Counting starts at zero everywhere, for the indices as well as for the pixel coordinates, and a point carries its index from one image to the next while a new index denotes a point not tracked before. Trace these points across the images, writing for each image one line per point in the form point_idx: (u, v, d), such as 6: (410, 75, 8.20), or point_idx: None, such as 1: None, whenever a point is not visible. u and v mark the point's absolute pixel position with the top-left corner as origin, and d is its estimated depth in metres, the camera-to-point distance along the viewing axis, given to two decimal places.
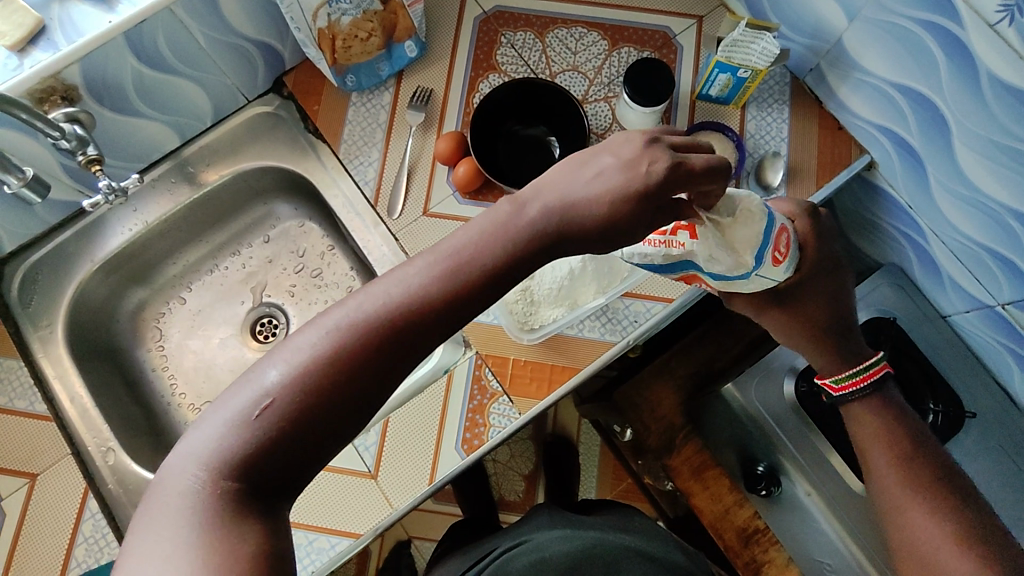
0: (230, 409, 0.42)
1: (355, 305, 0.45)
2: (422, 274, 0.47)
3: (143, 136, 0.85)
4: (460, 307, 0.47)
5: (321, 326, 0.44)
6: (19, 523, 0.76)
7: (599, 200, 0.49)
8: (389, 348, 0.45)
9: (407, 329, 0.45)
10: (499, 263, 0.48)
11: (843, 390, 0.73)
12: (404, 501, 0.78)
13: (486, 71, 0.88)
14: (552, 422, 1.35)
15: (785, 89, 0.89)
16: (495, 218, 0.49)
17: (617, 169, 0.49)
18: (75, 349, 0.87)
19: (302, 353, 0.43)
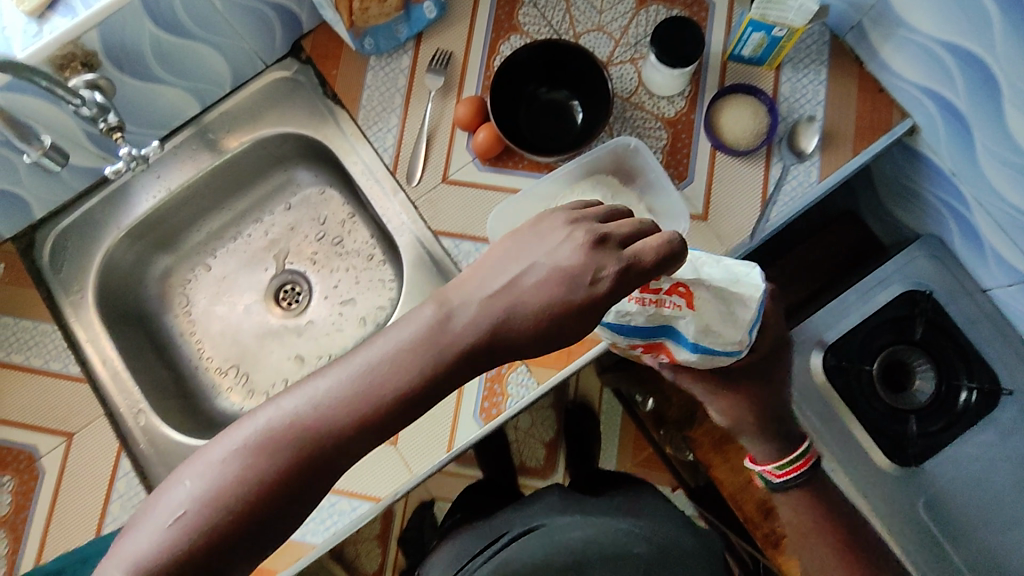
0: (151, 520, 0.42)
1: (264, 424, 0.43)
2: (334, 392, 0.43)
3: (163, 101, 0.85)
4: (380, 426, 0.43)
5: (235, 438, 0.43)
6: (58, 478, 0.81)
7: (529, 310, 0.43)
8: (296, 475, 0.42)
9: (316, 457, 0.43)
10: (425, 381, 0.43)
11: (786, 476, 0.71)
12: (423, 467, 0.78)
13: (508, 32, 0.86)
14: (575, 389, 1.27)
15: (824, 49, 0.84)
16: (419, 325, 0.44)
17: (553, 274, 0.44)
18: (106, 313, 0.89)
19: (212, 472, 0.42)
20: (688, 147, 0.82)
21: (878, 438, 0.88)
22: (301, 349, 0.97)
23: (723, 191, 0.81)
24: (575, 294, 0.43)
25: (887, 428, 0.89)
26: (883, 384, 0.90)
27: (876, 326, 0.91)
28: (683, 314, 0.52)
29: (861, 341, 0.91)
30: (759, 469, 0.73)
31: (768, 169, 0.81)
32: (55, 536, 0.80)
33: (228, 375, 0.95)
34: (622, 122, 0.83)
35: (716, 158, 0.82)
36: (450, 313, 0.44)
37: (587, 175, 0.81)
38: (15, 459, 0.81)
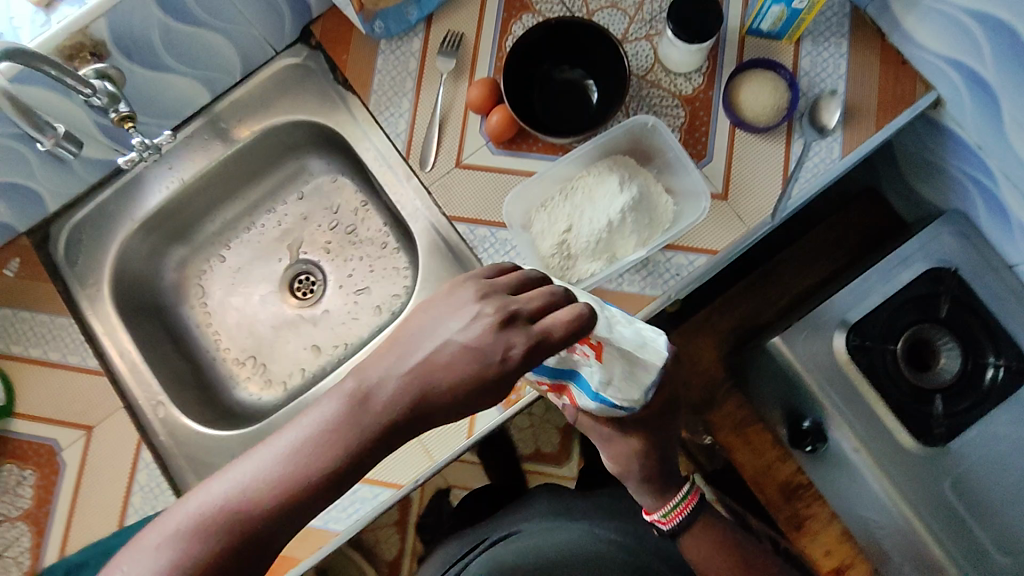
0: None
1: (192, 516, 0.43)
2: (257, 479, 0.43)
3: (174, 91, 0.84)
4: (307, 507, 0.43)
5: (164, 533, 0.43)
6: (80, 471, 0.81)
7: (447, 385, 0.45)
8: (226, 565, 0.43)
9: (245, 545, 0.43)
10: (348, 459, 0.44)
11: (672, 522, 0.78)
12: (444, 453, 0.78)
13: (520, 11, 0.84)
14: None
15: (844, 20, 0.82)
16: (338, 404, 0.44)
17: (464, 352, 0.45)
18: (122, 306, 0.89)
19: (144, 569, 0.42)
20: (707, 126, 0.80)
21: (905, 419, 0.86)
22: (317, 339, 0.97)
23: (744, 169, 0.79)
24: (487, 369, 0.44)
25: (913, 410, 0.87)
26: (909, 364, 0.88)
27: (901, 305, 0.89)
28: (590, 363, 0.53)
29: (884, 323, 0.89)
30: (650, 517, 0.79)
31: (789, 146, 0.79)
32: (77, 530, 0.79)
33: (246, 366, 0.95)
34: (639, 101, 0.82)
35: (736, 136, 0.80)
36: (368, 391, 0.45)
37: (604, 155, 0.81)
38: (36, 453, 0.82)
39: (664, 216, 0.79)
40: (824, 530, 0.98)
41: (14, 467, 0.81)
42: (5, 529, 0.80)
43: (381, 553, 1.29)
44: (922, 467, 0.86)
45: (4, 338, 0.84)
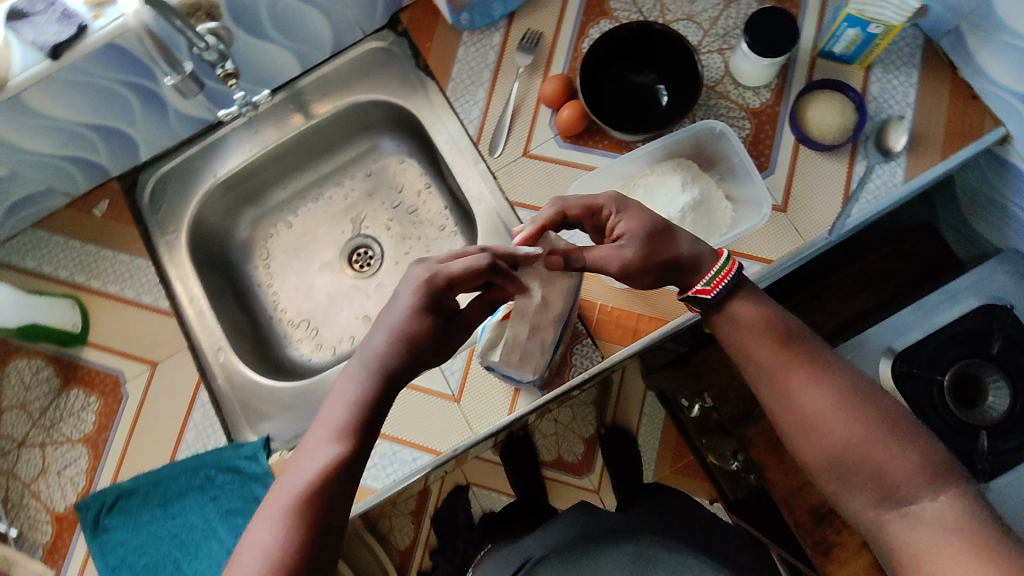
0: None
1: (279, 496, 0.58)
2: (321, 448, 0.59)
3: (270, 60, 0.89)
4: (363, 443, 0.61)
5: (268, 516, 0.57)
6: (140, 403, 0.86)
7: (412, 324, 0.63)
8: (321, 512, 0.57)
9: (320, 504, 0.57)
10: (376, 403, 0.62)
11: (718, 290, 0.70)
12: (484, 427, 0.81)
13: (598, 16, 0.88)
14: (612, 413, 1.36)
15: (916, 52, 0.84)
16: (351, 378, 0.63)
17: (409, 312, 0.63)
18: (196, 256, 0.94)
19: (265, 541, 0.55)
20: (771, 140, 0.83)
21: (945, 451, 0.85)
22: (369, 310, 1.01)
23: (805, 183, 0.81)
24: (423, 305, 0.63)
25: (956, 444, 0.85)
26: (954, 397, 0.87)
27: (951, 337, 0.88)
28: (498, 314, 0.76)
29: (930, 353, 0.88)
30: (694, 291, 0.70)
31: (852, 167, 0.81)
32: (132, 456, 0.84)
33: (300, 328, 1.00)
34: (706, 110, 0.85)
35: (799, 151, 0.82)
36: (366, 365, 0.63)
37: (667, 157, 0.84)
38: (102, 382, 0.87)
39: (722, 220, 0.81)
40: (853, 560, 0.96)
41: (81, 392, 0.87)
42: (67, 449, 0.86)
43: (393, 542, 1.32)
44: None
45: (87, 272, 0.90)
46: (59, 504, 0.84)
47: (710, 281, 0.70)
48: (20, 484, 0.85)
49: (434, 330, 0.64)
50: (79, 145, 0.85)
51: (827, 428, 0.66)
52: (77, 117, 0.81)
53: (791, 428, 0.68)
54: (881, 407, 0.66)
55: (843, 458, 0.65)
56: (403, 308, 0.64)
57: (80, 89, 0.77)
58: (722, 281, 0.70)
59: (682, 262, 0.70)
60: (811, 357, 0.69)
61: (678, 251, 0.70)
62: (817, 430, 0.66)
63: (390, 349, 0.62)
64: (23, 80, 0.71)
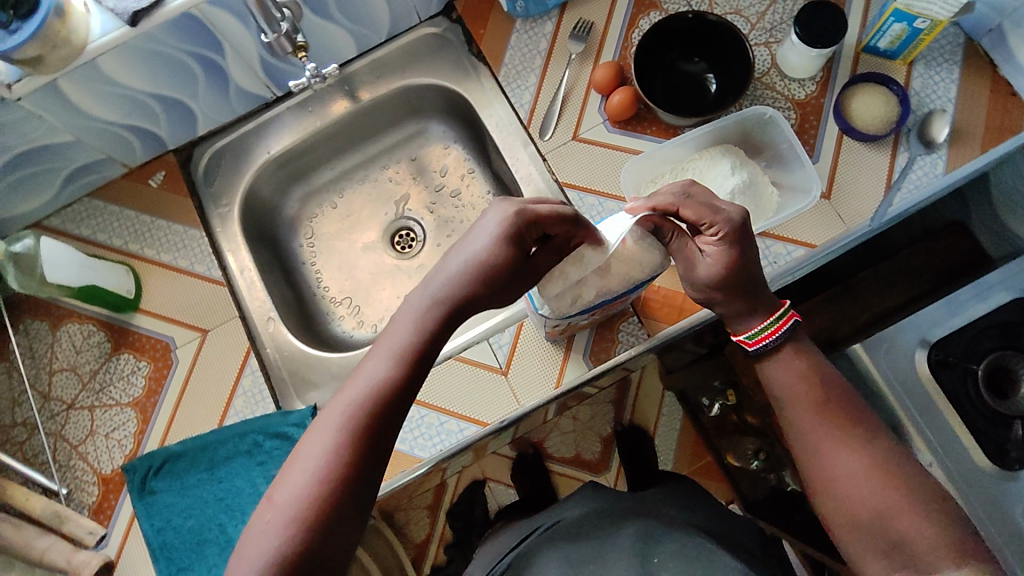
0: (290, 488, 0.57)
1: (337, 407, 0.60)
2: (383, 368, 0.61)
3: (330, 41, 0.92)
4: (421, 372, 0.63)
5: (324, 423, 0.59)
6: (190, 369, 0.87)
7: (490, 259, 0.64)
8: (374, 429, 0.59)
9: (373, 423, 0.59)
10: (440, 333, 0.64)
11: (759, 345, 0.71)
12: (532, 399, 0.82)
13: (648, 8, 0.91)
14: (631, 412, 1.36)
15: (958, 50, 0.86)
16: (421, 305, 0.64)
17: (488, 246, 0.64)
18: (246, 230, 0.97)
19: (320, 447, 0.58)
20: (816, 130, 0.85)
21: (979, 439, 0.86)
22: (410, 289, 1.03)
23: (848, 172, 0.84)
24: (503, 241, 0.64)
25: (989, 433, 0.87)
26: (989, 389, 0.88)
27: (984, 329, 0.90)
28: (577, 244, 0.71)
29: (965, 343, 0.90)
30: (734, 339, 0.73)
31: (894, 157, 0.84)
32: (180, 421, 0.86)
33: (343, 305, 1.02)
34: (753, 99, 0.87)
35: (843, 141, 0.85)
36: (438, 294, 0.64)
37: (714, 142, 0.87)
38: (153, 347, 0.89)
39: (768, 204, 0.84)
40: None
41: (131, 357, 0.88)
42: (115, 412, 0.87)
43: (410, 535, 1.32)
44: (993, 491, 0.84)
45: (140, 240, 0.92)
46: (107, 466, 0.85)
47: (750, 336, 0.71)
48: (68, 445, 0.86)
49: (507, 266, 0.64)
50: (143, 114, 0.87)
51: (856, 495, 0.66)
52: (144, 86, 0.83)
53: (823, 491, 0.68)
54: (915, 475, 0.65)
55: (867, 524, 0.65)
56: (480, 241, 0.65)
57: (151, 58, 0.79)
58: (766, 338, 0.71)
59: (738, 304, 0.69)
60: (852, 420, 0.69)
61: (730, 301, 0.69)
62: (845, 494, 0.66)
63: (461, 281, 0.64)
64: (101, 44, 0.74)
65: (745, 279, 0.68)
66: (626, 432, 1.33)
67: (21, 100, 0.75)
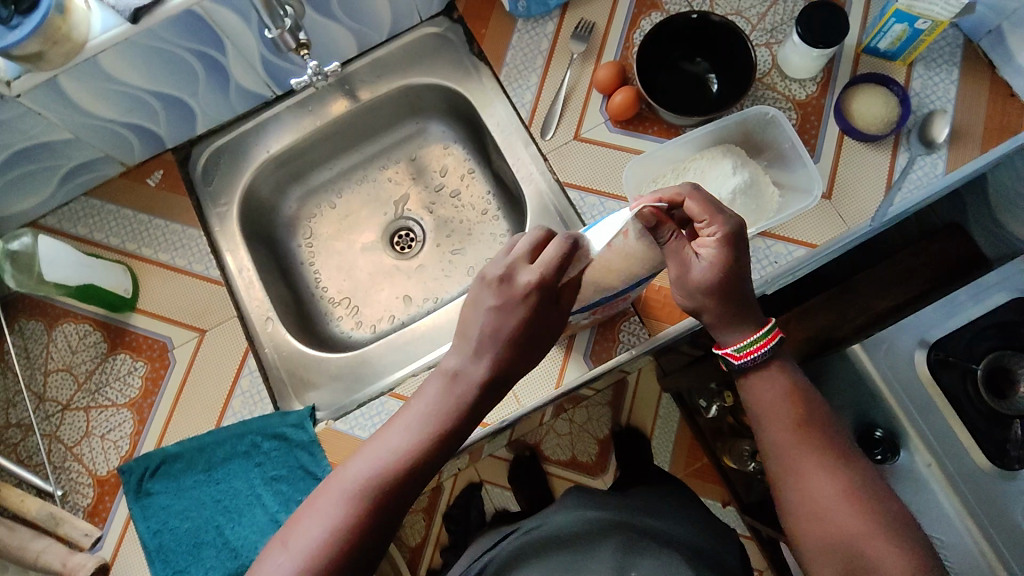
0: (296, 550, 0.58)
1: (351, 474, 0.61)
2: (400, 441, 0.61)
3: (331, 39, 0.91)
4: (439, 447, 0.62)
5: (336, 490, 0.60)
6: (188, 369, 0.87)
7: (508, 324, 0.62)
8: (385, 500, 0.60)
9: (382, 503, 0.60)
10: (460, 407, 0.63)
11: (747, 359, 0.69)
12: (532, 399, 0.82)
13: (649, 9, 0.91)
14: (628, 413, 1.36)
15: (957, 51, 0.87)
16: (443, 377, 0.64)
17: (508, 312, 0.62)
18: (245, 229, 0.96)
19: (329, 512, 0.59)
20: (817, 130, 0.86)
21: (980, 440, 0.86)
22: (409, 289, 1.02)
23: (848, 172, 0.84)
24: (520, 302, 0.62)
25: (988, 432, 0.86)
26: (989, 390, 0.87)
27: (983, 330, 0.89)
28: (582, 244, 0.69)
29: (965, 343, 0.89)
30: (721, 352, 0.71)
31: (895, 157, 0.84)
32: (178, 422, 0.85)
33: (341, 305, 1.01)
34: (754, 100, 0.87)
35: (844, 142, 0.85)
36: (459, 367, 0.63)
37: (716, 142, 0.87)
38: (150, 347, 0.88)
39: (769, 204, 0.84)
40: None
41: (128, 357, 0.87)
42: (111, 413, 0.86)
43: (404, 538, 1.32)
44: (993, 491, 0.84)
45: (138, 239, 0.91)
46: (102, 467, 0.84)
47: (738, 350, 0.69)
48: (63, 447, 0.85)
49: (532, 339, 0.63)
50: (143, 112, 0.86)
51: (826, 518, 0.65)
52: (144, 83, 0.82)
53: (792, 511, 0.67)
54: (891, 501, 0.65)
55: (836, 547, 0.64)
56: (511, 310, 0.62)
57: (151, 55, 0.78)
58: (754, 352, 0.68)
59: (728, 312, 0.67)
60: (830, 444, 0.67)
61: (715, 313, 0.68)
62: (819, 517, 0.65)
63: (491, 359, 0.62)
64: (102, 41, 0.73)
65: (735, 290, 0.66)
66: (623, 433, 1.34)
67: (21, 96, 0.74)
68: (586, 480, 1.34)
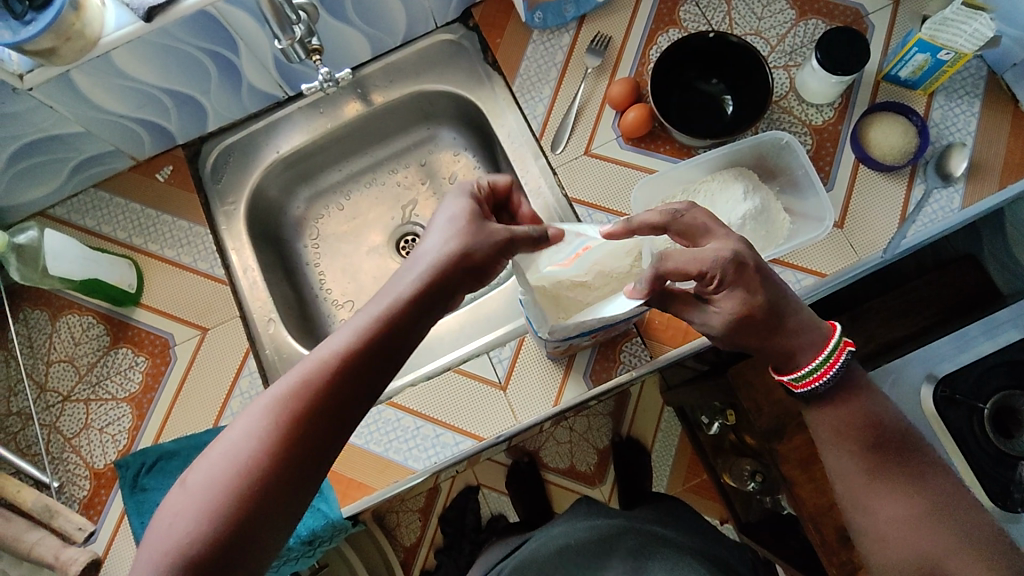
0: (218, 460, 0.53)
1: (287, 377, 0.56)
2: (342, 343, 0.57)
3: (345, 43, 0.91)
4: (384, 357, 0.58)
5: (268, 395, 0.55)
6: (188, 366, 0.87)
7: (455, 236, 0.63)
8: (321, 406, 0.55)
9: (314, 408, 0.55)
10: (405, 315, 0.59)
11: (807, 387, 0.67)
12: (529, 416, 0.81)
13: (667, 25, 0.90)
14: (629, 424, 1.35)
15: (980, 83, 0.85)
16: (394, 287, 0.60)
17: (455, 228, 0.63)
18: (252, 229, 0.96)
19: (258, 416, 0.54)
20: (832, 156, 0.84)
21: (983, 479, 0.83)
22: None
23: (864, 201, 0.83)
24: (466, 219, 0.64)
25: (993, 473, 0.83)
26: (994, 428, 0.85)
27: (992, 367, 0.86)
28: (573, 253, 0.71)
29: (973, 380, 0.86)
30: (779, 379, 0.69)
31: (910, 189, 0.83)
32: (176, 418, 0.85)
33: (344, 308, 1.01)
34: (769, 123, 0.86)
35: (859, 170, 0.84)
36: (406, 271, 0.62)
37: (729, 164, 0.86)
38: (152, 343, 0.88)
39: (779, 230, 0.82)
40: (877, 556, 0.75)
41: (130, 352, 0.88)
42: (110, 407, 0.86)
43: (399, 538, 1.31)
44: None
45: (144, 235, 0.92)
46: (99, 461, 0.84)
47: (796, 380, 0.67)
48: (61, 438, 0.85)
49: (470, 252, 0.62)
50: (154, 108, 0.86)
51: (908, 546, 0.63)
52: (155, 80, 0.82)
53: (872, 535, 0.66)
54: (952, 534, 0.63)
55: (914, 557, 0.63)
56: (451, 228, 0.64)
57: (165, 53, 0.78)
58: (815, 381, 0.67)
59: (770, 338, 0.65)
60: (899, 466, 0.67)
61: (780, 342, 0.66)
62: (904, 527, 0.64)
63: (432, 269, 0.61)
64: (114, 39, 0.73)
65: (766, 318, 0.64)
66: (623, 446, 1.33)
67: (33, 90, 0.74)
68: (584, 490, 1.34)
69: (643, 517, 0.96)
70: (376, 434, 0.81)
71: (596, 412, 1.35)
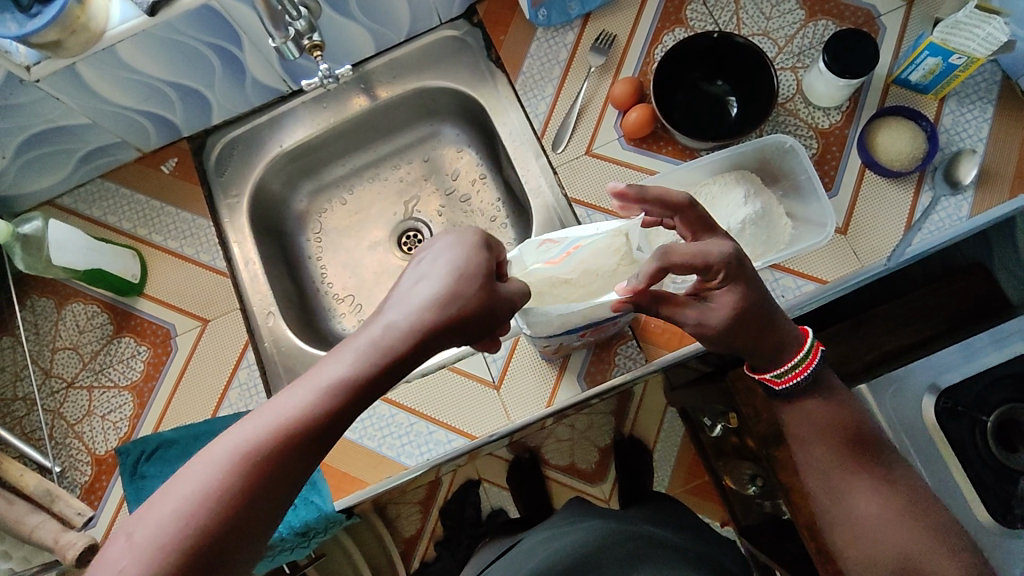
0: (163, 516, 0.44)
1: (253, 422, 0.48)
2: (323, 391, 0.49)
3: (349, 38, 0.91)
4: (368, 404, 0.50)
5: (229, 441, 0.47)
6: (188, 356, 0.88)
7: (453, 286, 0.55)
8: (290, 458, 0.47)
9: (278, 473, 0.47)
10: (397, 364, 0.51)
11: (786, 385, 0.70)
12: (522, 417, 0.82)
13: (673, 24, 0.89)
14: (631, 423, 1.31)
15: (993, 88, 0.83)
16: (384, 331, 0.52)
17: (455, 273, 0.55)
18: (254, 221, 0.97)
19: (215, 466, 0.46)
20: (837, 161, 0.83)
21: (982, 493, 0.81)
22: None
23: (869, 208, 0.81)
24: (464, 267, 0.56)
25: (994, 487, 0.81)
26: (998, 441, 0.82)
27: (999, 379, 0.84)
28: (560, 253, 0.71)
29: (977, 392, 0.84)
30: (762, 378, 0.71)
31: (917, 197, 0.81)
32: (176, 407, 0.87)
33: (344, 302, 1.02)
34: (774, 126, 0.85)
35: (865, 176, 0.82)
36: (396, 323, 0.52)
37: (732, 167, 0.85)
38: (154, 333, 0.89)
39: (781, 235, 0.81)
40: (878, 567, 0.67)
41: (132, 341, 0.89)
42: (113, 394, 0.87)
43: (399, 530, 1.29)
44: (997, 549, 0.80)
45: (149, 226, 0.93)
46: (101, 447, 0.86)
47: (779, 376, 0.70)
48: (65, 423, 0.87)
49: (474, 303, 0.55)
50: (158, 101, 0.87)
51: (892, 540, 0.64)
52: (158, 72, 0.82)
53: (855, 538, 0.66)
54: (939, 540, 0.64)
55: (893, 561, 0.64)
56: (444, 274, 0.55)
57: (168, 47, 0.79)
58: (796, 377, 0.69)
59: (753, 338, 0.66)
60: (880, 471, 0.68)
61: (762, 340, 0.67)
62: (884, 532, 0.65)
63: (432, 319, 0.53)
64: (119, 32, 0.74)
65: (757, 314, 0.65)
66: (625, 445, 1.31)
67: (39, 82, 0.76)
68: (584, 487, 1.35)
69: (638, 519, 0.96)
70: (370, 430, 0.82)
71: (597, 411, 1.33)
